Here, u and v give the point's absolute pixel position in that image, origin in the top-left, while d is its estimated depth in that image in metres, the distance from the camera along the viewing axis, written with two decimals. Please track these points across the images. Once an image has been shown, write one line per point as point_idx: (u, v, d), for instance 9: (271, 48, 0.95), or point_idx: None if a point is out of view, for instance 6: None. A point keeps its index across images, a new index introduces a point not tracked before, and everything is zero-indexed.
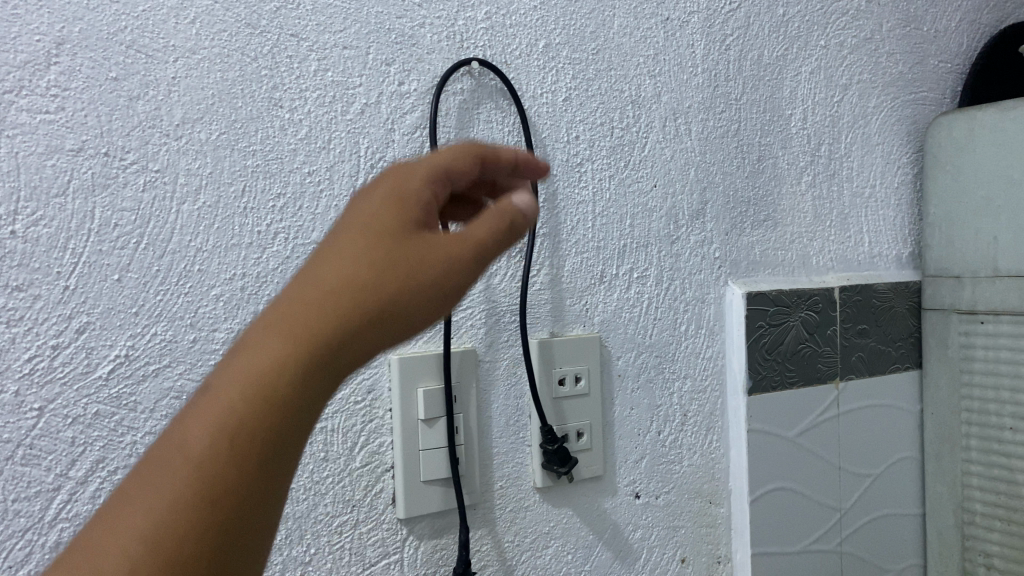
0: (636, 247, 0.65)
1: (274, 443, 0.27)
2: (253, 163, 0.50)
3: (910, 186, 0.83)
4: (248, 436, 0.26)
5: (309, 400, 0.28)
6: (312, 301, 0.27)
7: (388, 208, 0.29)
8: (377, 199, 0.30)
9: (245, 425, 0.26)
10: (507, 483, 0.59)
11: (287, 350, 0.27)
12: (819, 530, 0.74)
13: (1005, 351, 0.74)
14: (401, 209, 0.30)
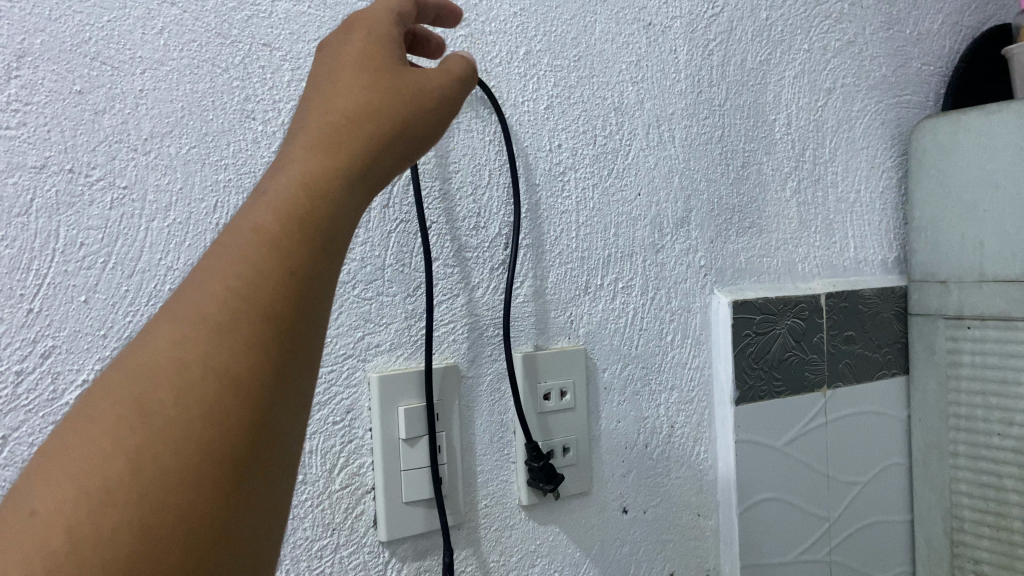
0: (621, 257, 0.64)
1: (325, 261, 0.29)
2: (225, 178, 0.48)
3: (895, 190, 0.82)
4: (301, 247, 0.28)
5: (348, 213, 0.31)
6: (337, 128, 0.32)
7: (375, 48, 0.35)
8: (361, 39, 0.35)
9: (297, 226, 0.29)
10: (492, 501, 0.57)
11: (326, 158, 0.31)
12: (808, 541, 0.73)
13: (992, 357, 0.73)
14: (385, 49, 0.35)
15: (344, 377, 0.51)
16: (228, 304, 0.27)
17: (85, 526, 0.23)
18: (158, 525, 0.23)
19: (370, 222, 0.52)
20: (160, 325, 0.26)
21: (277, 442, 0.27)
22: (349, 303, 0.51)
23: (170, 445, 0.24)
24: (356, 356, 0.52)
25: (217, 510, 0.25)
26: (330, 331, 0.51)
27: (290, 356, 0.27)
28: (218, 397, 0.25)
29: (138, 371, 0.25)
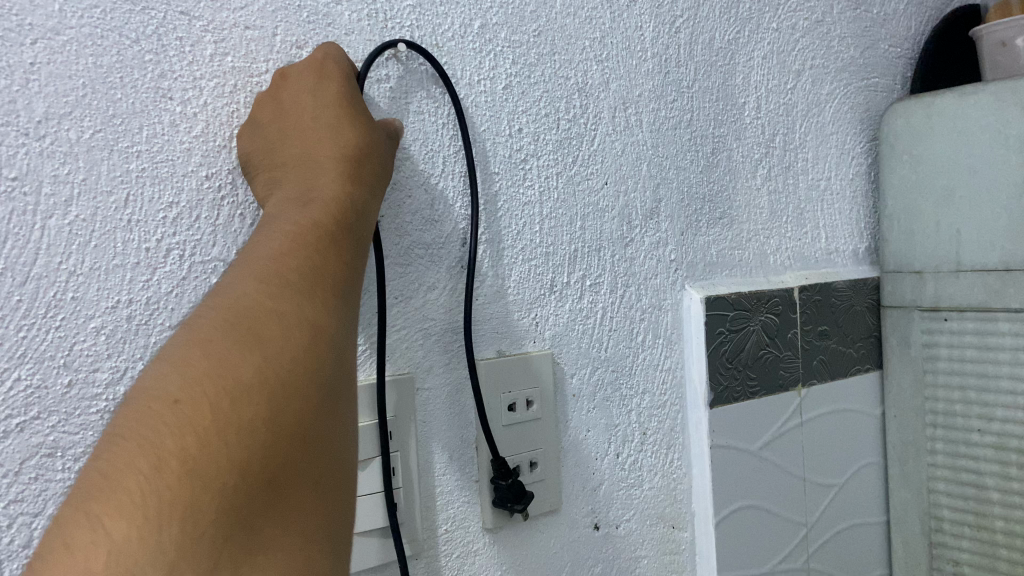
0: (588, 251, 0.59)
1: (353, 261, 0.38)
2: (138, 167, 0.41)
3: (864, 178, 0.79)
4: (340, 248, 0.38)
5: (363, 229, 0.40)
6: (352, 161, 0.42)
7: (357, 94, 0.44)
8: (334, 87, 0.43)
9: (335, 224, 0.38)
10: (452, 525, 0.51)
11: (349, 184, 0.41)
12: (786, 548, 0.69)
13: (971, 350, 0.70)
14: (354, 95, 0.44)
15: None
16: (302, 275, 0.35)
17: (226, 412, 0.28)
18: (281, 420, 0.30)
19: None
20: (247, 284, 0.34)
21: (344, 387, 0.35)
22: None
23: (279, 365, 0.31)
24: None
25: (312, 423, 0.32)
26: None
27: (343, 324, 0.36)
28: (307, 338, 0.33)
29: (242, 312, 0.32)
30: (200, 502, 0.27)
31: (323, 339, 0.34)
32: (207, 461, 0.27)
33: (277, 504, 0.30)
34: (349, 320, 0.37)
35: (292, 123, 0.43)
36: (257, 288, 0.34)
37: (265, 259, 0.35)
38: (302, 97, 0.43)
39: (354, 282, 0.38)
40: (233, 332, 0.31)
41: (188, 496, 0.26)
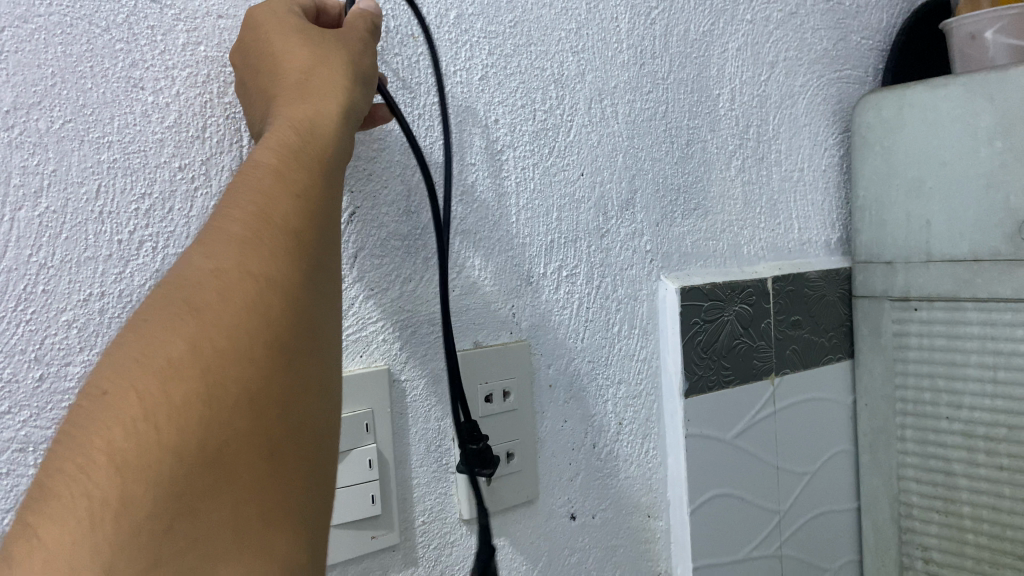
0: (565, 242, 0.59)
1: (326, 189, 0.32)
2: (109, 158, 0.40)
3: (837, 168, 0.79)
4: (305, 177, 0.32)
5: (338, 149, 0.34)
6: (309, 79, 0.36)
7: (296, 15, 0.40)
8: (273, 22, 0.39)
9: (293, 157, 0.32)
10: (430, 517, 0.52)
11: (313, 102, 0.35)
12: (759, 535, 0.70)
13: (940, 339, 0.71)
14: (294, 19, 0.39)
15: None
16: (251, 220, 0.29)
17: (156, 396, 0.24)
18: (226, 392, 0.25)
19: None
20: (193, 250, 0.29)
21: (317, 343, 0.29)
22: None
23: (221, 327, 0.26)
24: None
25: (273, 387, 0.26)
26: None
27: (313, 265, 0.30)
28: (254, 292, 0.27)
29: (182, 279, 0.27)
30: (134, 501, 0.22)
31: (280, 287, 0.28)
32: (136, 453, 0.23)
33: (236, 490, 0.24)
34: (325, 260, 0.31)
35: (249, 74, 0.40)
36: (202, 247, 0.28)
37: (216, 214, 0.30)
38: (248, 44, 0.40)
39: (330, 215, 0.32)
40: (169, 304, 0.26)
41: (119, 496, 0.22)
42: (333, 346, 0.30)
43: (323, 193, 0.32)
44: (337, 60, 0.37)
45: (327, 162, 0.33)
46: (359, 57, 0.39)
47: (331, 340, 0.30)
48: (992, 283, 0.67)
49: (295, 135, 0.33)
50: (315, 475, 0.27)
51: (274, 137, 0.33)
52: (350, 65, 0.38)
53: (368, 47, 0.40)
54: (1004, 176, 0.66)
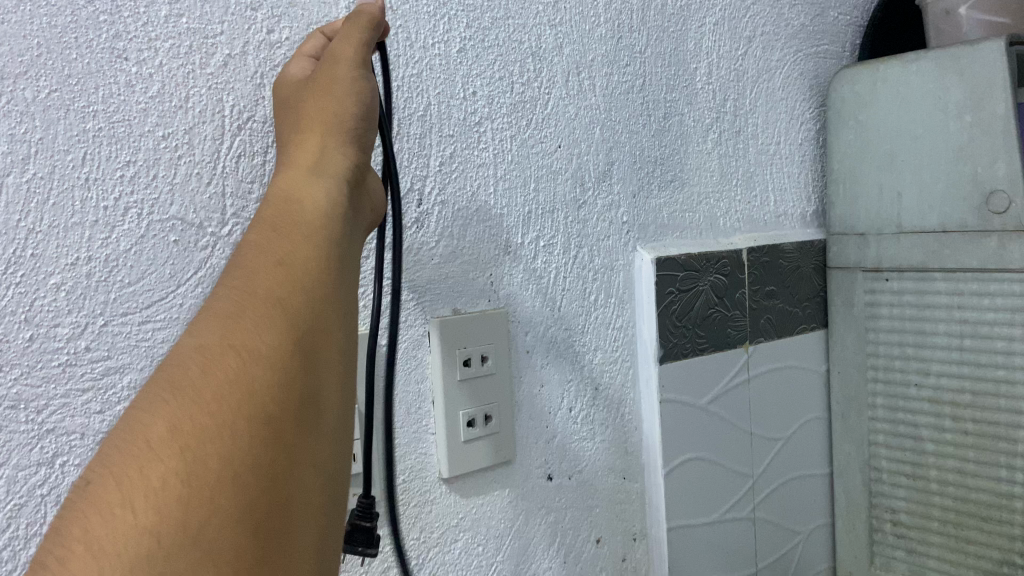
0: (542, 212, 0.60)
1: (315, 253, 0.34)
2: (94, 126, 0.42)
3: (813, 142, 0.81)
4: (291, 248, 0.34)
5: (323, 209, 0.37)
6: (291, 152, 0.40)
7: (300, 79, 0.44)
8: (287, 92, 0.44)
9: (280, 234, 0.35)
10: (410, 476, 0.53)
11: (293, 170, 0.39)
12: (732, 499, 0.72)
13: (910, 308, 0.73)
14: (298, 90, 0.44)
15: None
16: (237, 300, 0.31)
17: (137, 478, 0.26)
18: (204, 468, 0.26)
19: (266, 176, 0.48)
20: (186, 339, 0.31)
21: (308, 408, 0.30)
22: None
23: (204, 406, 0.27)
24: None
25: (260, 460, 0.27)
26: None
27: (303, 336, 0.31)
28: (237, 367, 0.29)
29: (172, 367, 0.29)
30: None
31: (267, 360, 0.29)
32: (114, 536, 0.24)
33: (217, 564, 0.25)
34: (319, 328, 0.32)
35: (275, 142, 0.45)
36: (194, 332, 0.31)
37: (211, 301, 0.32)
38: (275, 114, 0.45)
39: (323, 279, 0.33)
40: (158, 391, 0.28)
41: None
42: (331, 418, 0.31)
43: (311, 261, 0.34)
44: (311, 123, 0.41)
45: (317, 230, 0.35)
46: (335, 100, 0.41)
47: (329, 410, 0.31)
48: (960, 253, 0.69)
49: (275, 209, 0.36)
50: (302, 550, 0.28)
51: (259, 216, 0.37)
52: (324, 119, 0.41)
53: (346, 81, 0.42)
54: (971, 151, 0.68)
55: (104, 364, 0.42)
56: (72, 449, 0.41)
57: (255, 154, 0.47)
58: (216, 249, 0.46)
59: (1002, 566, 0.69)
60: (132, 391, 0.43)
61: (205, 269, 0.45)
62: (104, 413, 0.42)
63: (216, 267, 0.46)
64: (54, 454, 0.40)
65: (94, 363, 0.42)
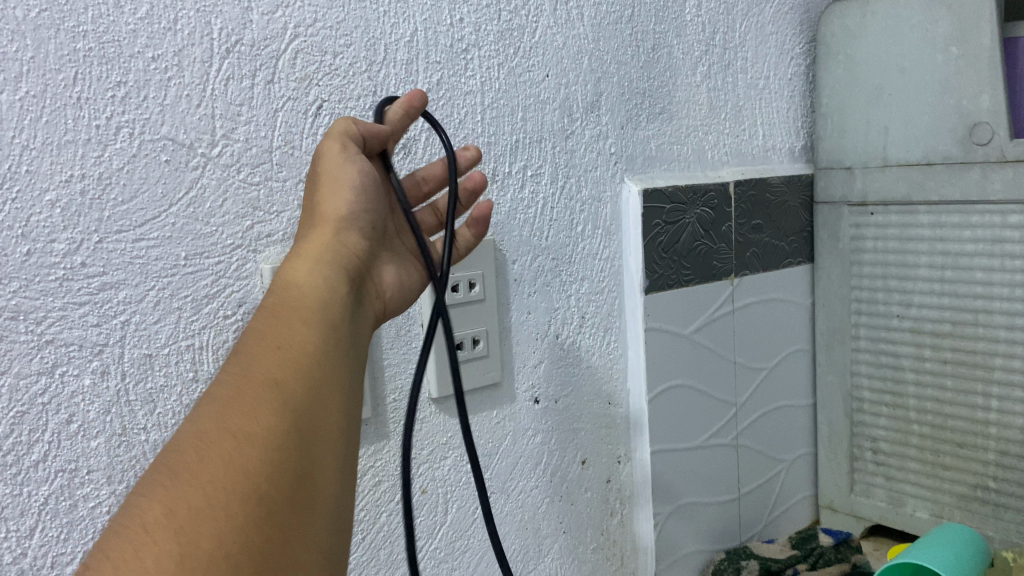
0: (530, 142, 0.61)
1: (311, 340, 0.36)
2: (85, 47, 0.42)
3: (803, 77, 0.81)
4: (289, 334, 0.36)
5: (321, 297, 0.38)
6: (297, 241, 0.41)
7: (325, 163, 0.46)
8: None
9: (275, 318, 0.36)
10: (400, 395, 0.55)
11: (295, 259, 0.40)
12: (716, 425, 0.74)
13: (893, 242, 0.75)
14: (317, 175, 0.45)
15: (233, 269, 0.49)
16: (236, 382, 0.33)
17: (132, 558, 0.27)
18: (195, 549, 0.27)
19: (254, 98, 0.49)
20: (186, 424, 0.32)
21: (298, 490, 0.31)
22: (233, 188, 0.48)
23: (199, 490, 0.29)
24: (245, 246, 0.49)
25: (253, 539, 0.28)
26: (215, 220, 0.48)
27: (298, 418, 0.33)
28: (233, 448, 0.30)
29: (171, 452, 0.31)
30: None
31: (264, 442, 0.31)
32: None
33: None
34: (314, 413, 0.34)
35: None
36: (192, 418, 0.32)
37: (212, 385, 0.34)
38: None
39: (316, 365, 0.35)
40: (157, 475, 0.30)
41: None
42: (325, 493, 0.33)
43: (308, 345, 0.36)
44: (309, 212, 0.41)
45: (307, 312, 0.37)
46: (330, 186, 0.41)
47: (323, 487, 0.33)
48: (943, 186, 0.71)
49: (276, 297, 0.38)
50: None
51: (263, 306, 0.38)
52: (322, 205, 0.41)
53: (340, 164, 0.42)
54: (957, 82, 0.69)
55: (100, 279, 0.44)
56: (70, 360, 0.43)
57: (244, 77, 0.48)
58: (207, 169, 0.47)
59: (975, 490, 0.71)
60: (129, 306, 0.45)
61: (197, 188, 0.47)
62: (101, 326, 0.44)
63: (208, 187, 0.47)
64: (53, 364, 0.42)
65: (90, 278, 0.43)
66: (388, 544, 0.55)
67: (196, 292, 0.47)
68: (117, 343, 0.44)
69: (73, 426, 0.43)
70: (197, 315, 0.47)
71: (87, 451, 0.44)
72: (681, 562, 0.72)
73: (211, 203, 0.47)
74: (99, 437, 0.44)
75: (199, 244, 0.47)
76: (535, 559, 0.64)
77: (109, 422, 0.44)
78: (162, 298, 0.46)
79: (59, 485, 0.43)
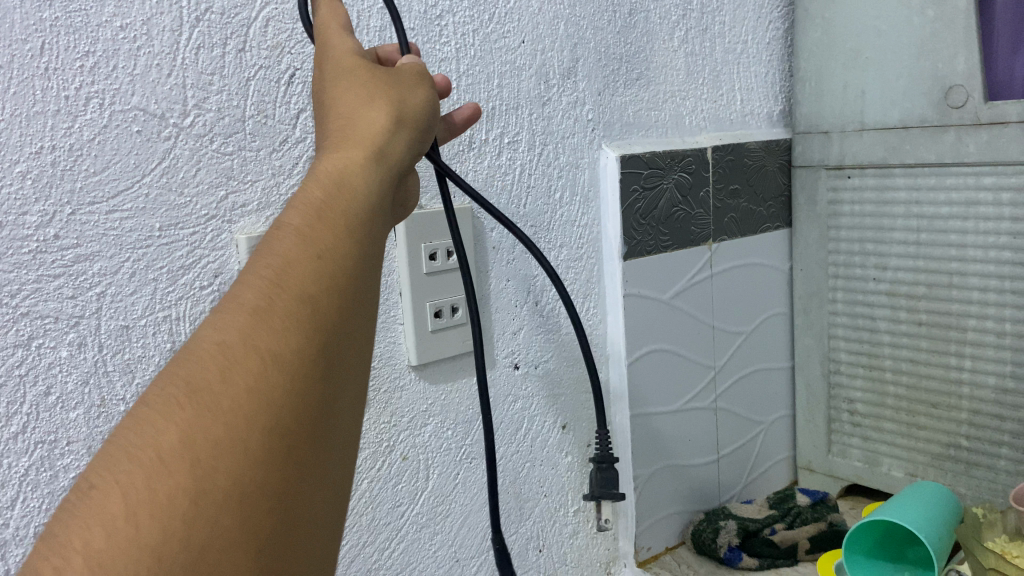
0: (506, 109, 0.61)
1: (353, 256, 0.31)
2: (51, 16, 0.42)
3: (781, 41, 0.81)
4: (332, 241, 0.31)
5: (373, 207, 0.33)
6: (348, 119, 0.36)
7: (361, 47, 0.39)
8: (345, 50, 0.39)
9: (319, 223, 0.31)
10: (380, 362, 0.55)
11: (354, 146, 0.35)
12: (694, 388, 0.75)
13: (870, 206, 0.76)
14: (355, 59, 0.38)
15: (209, 240, 0.49)
16: (266, 288, 0.29)
17: (141, 491, 0.24)
18: (208, 487, 0.24)
19: (226, 67, 0.48)
20: (208, 326, 0.28)
21: (321, 422, 0.28)
22: (206, 158, 0.48)
23: (217, 419, 0.26)
24: (220, 217, 0.49)
25: (270, 477, 0.26)
26: (189, 191, 0.47)
27: (328, 343, 0.29)
28: (257, 372, 0.27)
29: (188, 362, 0.27)
30: None
31: (292, 370, 0.27)
32: (112, 555, 0.23)
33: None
34: (346, 334, 0.30)
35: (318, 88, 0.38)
36: (214, 325, 0.28)
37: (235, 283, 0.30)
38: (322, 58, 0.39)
39: (356, 286, 0.31)
40: (173, 388, 0.26)
41: None
42: (344, 424, 0.29)
43: (351, 255, 0.31)
44: (381, 101, 0.37)
45: (358, 222, 0.32)
46: (407, 95, 0.38)
47: (344, 419, 0.29)
48: (918, 149, 0.71)
49: (325, 188, 0.33)
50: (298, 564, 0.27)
51: (304, 192, 0.32)
52: (399, 106, 0.37)
53: (413, 79, 0.39)
54: (933, 44, 0.69)
55: (75, 251, 0.43)
56: (46, 332, 0.43)
57: (215, 46, 0.48)
58: (179, 140, 0.47)
59: (948, 448, 0.73)
60: (105, 278, 0.45)
61: (170, 158, 0.46)
62: (76, 299, 0.44)
63: (181, 157, 0.47)
64: (30, 337, 0.42)
65: (65, 250, 0.43)
66: (370, 510, 0.56)
67: (172, 263, 0.47)
68: (93, 315, 0.44)
69: (52, 398, 0.43)
70: (174, 287, 0.47)
71: (66, 423, 0.44)
72: (660, 523, 0.74)
73: (185, 173, 0.47)
74: (78, 408, 0.44)
75: (174, 215, 0.47)
76: (517, 523, 0.65)
77: (88, 393, 0.45)
78: (138, 270, 0.46)
79: (40, 456, 0.43)
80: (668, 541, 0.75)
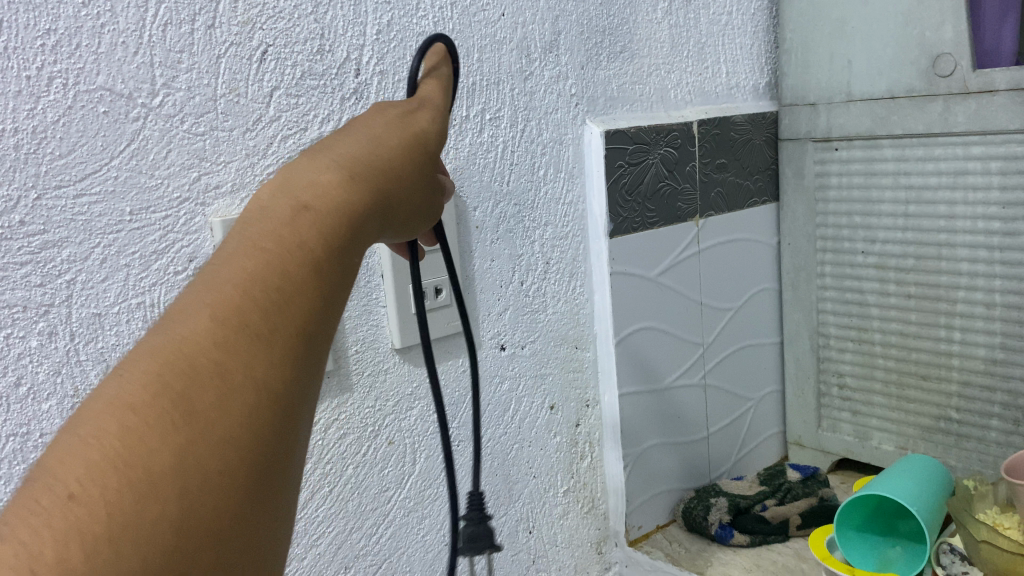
0: (487, 84, 0.60)
1: (336, 295, 0.30)
2: None
3: (768, 10, 0.80)
4: (325, 279, 0.29)
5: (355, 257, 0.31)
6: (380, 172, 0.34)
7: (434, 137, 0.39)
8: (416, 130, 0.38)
9: (320, 255, 0.29)
10: (363, 347, 0.54)
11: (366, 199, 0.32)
12: (683, 365, 0.74)
13: (857, 177, 0.75)
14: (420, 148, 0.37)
15: (182, 223, 0.47)
16: (266, 305, 0.27)
17: (129, 514, 0.22)
18: (195, 520, 0.23)
19: (195, 44, 0.47)
20: (197, 328, 0.26)
21: (290, 459, 0.27)
22: (177, 139, 0.46)
23: (210, 447, 0.24)
24: (192, 200, 0.47)
25: (245, 517, 0.24)
26: (160, 173, 0.46)
27: (306, 376, 0.27)
28: (249, 405, 0.25)
29: (178, 369, 0.24)
30: None
31: (278, 409, 0.26)
32: None
33: None
34: (318, 366, 0.28)
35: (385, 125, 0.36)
36: (209, 332, 0.26)
37: (227, 278, 0.27)
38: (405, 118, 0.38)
39: (331, 321, 0.29)
40: (162, 399, 0.24)
41: None
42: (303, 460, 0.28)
43: (334, 296, 0.29)
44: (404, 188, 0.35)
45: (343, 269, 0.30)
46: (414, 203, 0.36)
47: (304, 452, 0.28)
48: (906, 119, 0.70)
49: (329, 224, 0.30)
50: None
51: (307, 216, 0.30)
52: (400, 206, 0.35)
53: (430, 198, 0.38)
54: (920, 11, 0.68)
55: (42, 238, 0.42)
56: (15, 321, 0.41)
57: (183, 22, 0.46)
58: (148, 121, 0.45)
59: (938, 422, 0.73)
60: (74, 264, 0.43)
61: (138, 139, 0.45)
62: (46, 286, 0.42)
63: (150, 138, 0.45)
64: None
65: (31, 237, 0.42)
66: (356, 495, 0.55)
67: (145, 248, 0.46)
68: (64, 303, 0.43)
69: (23, 388, 0.42)
70: (147, 273, 0.46)
71: (38, 415, 0.43)
72: (651, 502, 0.73)
73: (155, 155, 0.46)
74: (50, 400, 0.43)
75: (145, 199, 0.46)
76: (507, 504, 0.64)
77: (60, 384, 0.43)
78: (109, 255, 0.44)
79: (12, 449, 0.42)
80: (658, 520, 0.74)
